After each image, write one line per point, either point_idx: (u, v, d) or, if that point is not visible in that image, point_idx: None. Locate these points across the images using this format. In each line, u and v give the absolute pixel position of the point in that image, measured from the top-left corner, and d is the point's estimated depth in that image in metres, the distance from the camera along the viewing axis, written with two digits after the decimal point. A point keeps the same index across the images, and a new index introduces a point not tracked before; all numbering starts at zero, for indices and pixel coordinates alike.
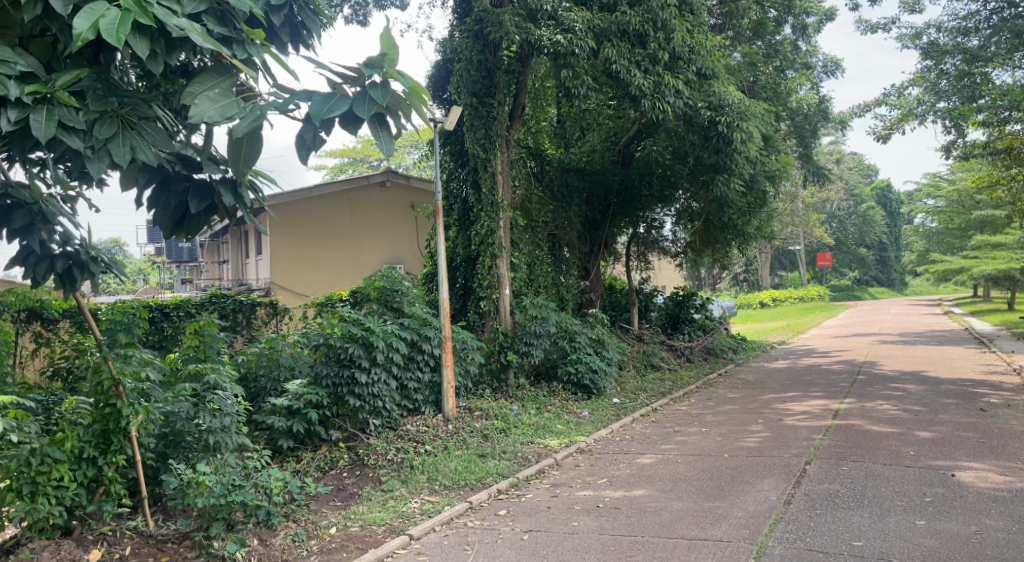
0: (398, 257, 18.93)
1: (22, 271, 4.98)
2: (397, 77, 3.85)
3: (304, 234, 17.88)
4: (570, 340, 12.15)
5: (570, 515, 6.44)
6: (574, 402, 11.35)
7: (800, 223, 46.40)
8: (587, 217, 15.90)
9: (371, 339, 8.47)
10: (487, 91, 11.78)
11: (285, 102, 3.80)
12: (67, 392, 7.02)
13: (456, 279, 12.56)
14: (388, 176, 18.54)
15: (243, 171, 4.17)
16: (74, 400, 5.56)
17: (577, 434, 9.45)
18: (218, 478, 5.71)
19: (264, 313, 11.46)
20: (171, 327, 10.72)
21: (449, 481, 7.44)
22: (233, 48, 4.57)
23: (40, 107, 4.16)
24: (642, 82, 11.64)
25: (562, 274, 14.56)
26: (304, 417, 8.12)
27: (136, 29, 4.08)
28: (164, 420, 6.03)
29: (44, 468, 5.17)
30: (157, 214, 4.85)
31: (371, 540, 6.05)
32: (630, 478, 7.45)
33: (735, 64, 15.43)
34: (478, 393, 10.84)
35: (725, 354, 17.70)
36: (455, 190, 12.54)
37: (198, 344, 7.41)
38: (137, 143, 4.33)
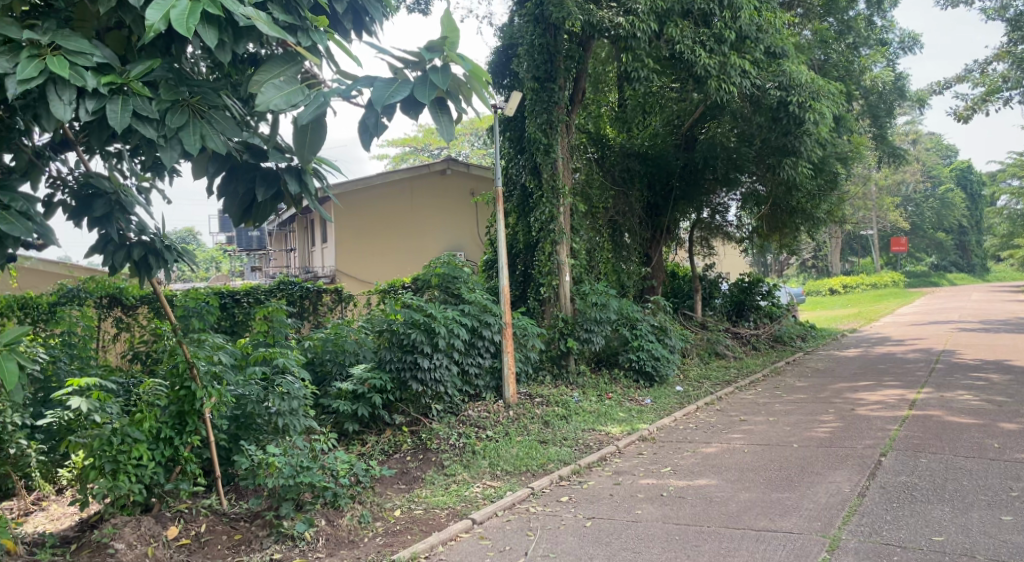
0: (458, 245, 19.09)
1: (102, 258, 5.15)
2: (458, 61, 3.87)
3: (366, 221, 18.10)
4: (632, 327, 12.03)
5: (633, 503, 6.38)
6: (635, 390, 11.23)
7: (874, 208, 44.71)
8: (648, 202, 15.65)
9: (432, 325, 8.58)
10: (548, 76, 11.72)
11: (348, 88, 3.85)
12: (146, 374, 7.28)
13: (516, 265, 12.54)
14: (449, 164, 18.76)
15: (307, 158, 4.24)
16: (150, 383, 5.74)
17: (640, 422, 9.36)
18: (288, 460, 5.84)
19: (329, 299, 11.65)
20: (241, 312, 11.05)
21: (511, 466, 7.47)
22: (298, 36, 4.68)
23: (115, 97, 4.27)
24: (707, 62, 11.35)
25: (623, 261, 14.43)
26: (369, 402, 8.25)
27: (205, 18, 4.19)
28: (236, 402, 6.24)
29: (125, 446, 5.39)
30: (227, 202, 5.03)
31: (435, 523, 6.11)
32: (695, 467, 7.34)
33: (805, 43, 14.95)
34: (538, 379, 10.86)
35: (793, 342, 17.26)
36: (514, 177, 12.51)
37: (267, 329, 7.64)
38: (206, 132, 4.44)
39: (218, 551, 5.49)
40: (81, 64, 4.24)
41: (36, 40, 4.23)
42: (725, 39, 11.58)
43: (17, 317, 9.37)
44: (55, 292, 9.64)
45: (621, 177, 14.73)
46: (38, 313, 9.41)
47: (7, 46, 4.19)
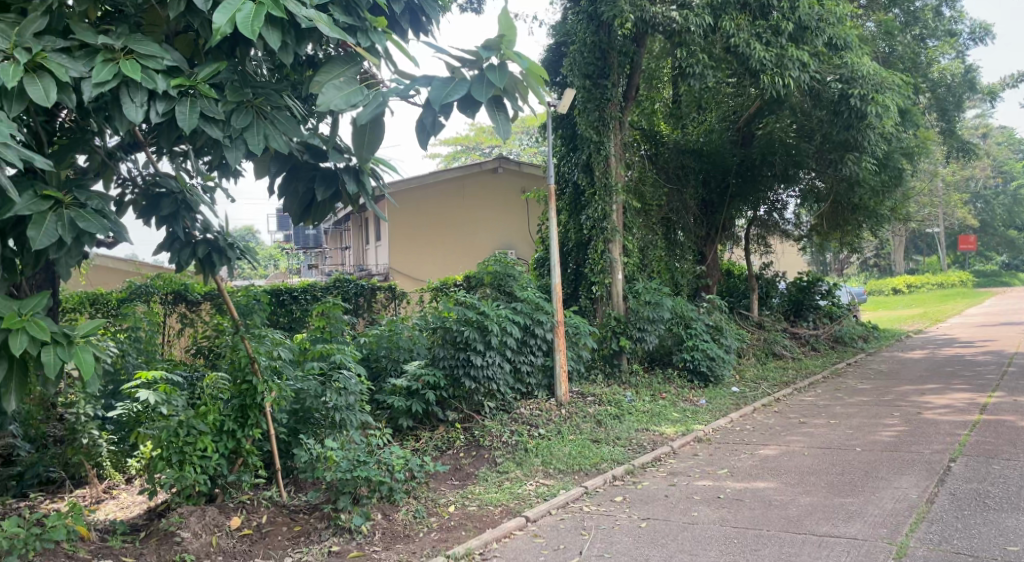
0: (509, 243, 19.12)
1: (169, 256, 5.38)
2: (515, 59, 3.87)
3: (421, 221, 18.31)
4: (687, 327, 11.87)
5: (688, 504, 6.31)
6: (690, 390, 11.09)
7: (940, 204, 43.23)
8: (704, 199, 15.43)
9: (486, 322, 8.62)
10: (601, 73, 11.68)
11: (407, 88, 3.89)
12: (209, 367, 7.50)
13: (568, 262, 12.50)
14: (501, 162, 18.79)
15: (366, 157, 4.31)
16: (214, 376, 5.87)
17: (694, 422, 9.24)
18: (345, 454, 5.95)
19: (383, 296, 11.79)
20: (299, 309, 11.30)
21: (564, 464, 7.45)
22: (357, 37, 4.76)
23: (183, 99, 4.39)
24: (763, 55, 11.11)
25: (677, 259, 14.32)
26: (422, 398, 8.35)
27: (269, 21, 4.29)
28: (295, 397, 6.33)
29: (190, 438, 5.57)
30: (287, 201, 5.17)
31: (489, 519, 6.13)
32: (753, 469, 7.22)
33: (868, 35, 14.53)
34: (589, 377, 10.83)
35: (854, 343, 16.83)
36: (566, 175, 12.48)
37: (324, 325, 7.80)
38: (270, 132, 4.55)
39: (279, 541, 5.60)
40: (152, 68, 4.36)
41: (111, 45, 4.36)
42: (783, 31, 11.35)
43: (89, 312, 9.80)
44: (124, 289, 10.05)
45: (676, 173, 14.55)
46: (109, 308, 9.83)
47: (83, 51, 4.35)
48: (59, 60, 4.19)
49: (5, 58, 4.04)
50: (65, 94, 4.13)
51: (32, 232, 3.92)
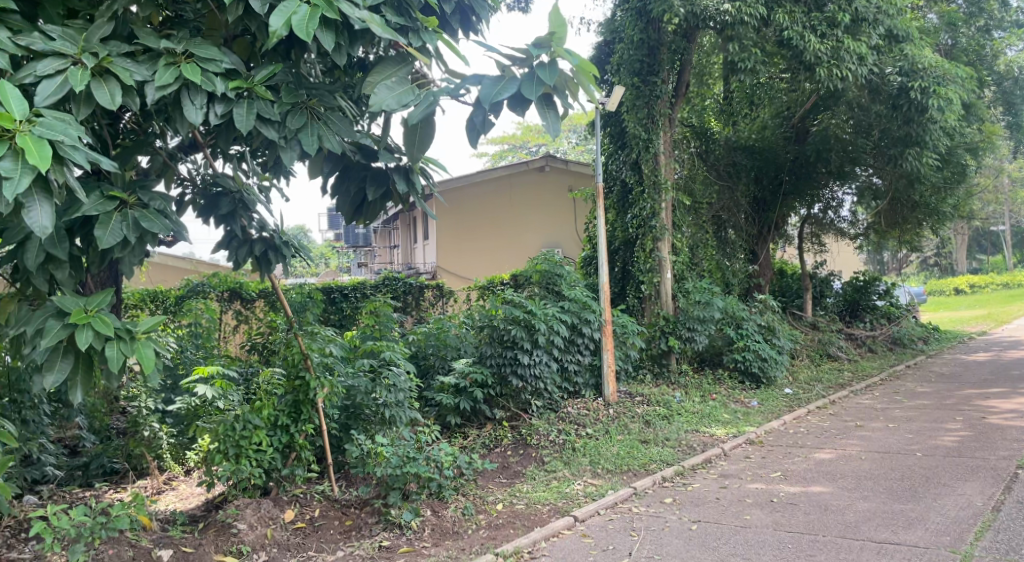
0: (556, 242, 19.10)
1: (226, 254, 5.49)
2: (566, 56, 3.86)
3: (468, 220, 18.39)
4: (738, 327, 11.67)
5: (740, 507, 6.21)
6: (741, 391, 10.92)
7: (1006, 201, 41.69)
8: (755, 197, 15.14)
9: (533, 321, 8.63)
10: (650, 69, 11.58)
11: (457, 87, 3.90)
12: (263, 363, 7.65)
13: (615, 261, 12.42)
14: (548, 161, 18.81)
15: (417, 156, 4.36)
16: (270, 371, 6.06)
17: (746, 425, 9.09)
18: (395, 450, 6.02)
19: (430, 295, 11.86)
20: (349, 306, 11.49)
21: (613, 464, 7.40)
22: (409, 37, 4.82)
23: (241, 101, 4.49)
24: (818, 48, 10.85)
25: (727, 257, 14.10)
26: (470, 396, 8.39)
27: (323, 23, 4.36)
28: (346, 393, 6.45)
29: (246, 432, 5.69)
30: (340, 200, 5.27)
31: (537, 518, 6.13)
32: (809, 473, 7.07)
33: (929, 27, 14.08)
34: (638, 377, 10.75)
35: (913, 345, 16.35)
36: (614, 173, 12.42)
37: (375, 324, 7.89)
38: (323, 133, 4.66)
39: (331, 535, 5.69)
40: (211, 70, 4.45)
41: (172, 48, 4.45)
42: (839, 23, 11.07)
43: (149, 309, 10.11)
44: (182, 286, 10.37)
45: (727, 170, 14.33)
46: (167, 304, 10.16)
47: (146, 55, 4.44)
48: (123, 64, 4.27)
49: (74, 63, 4.11)
50: (129, 98, 4.22)
51: (99, 231, 4.04)
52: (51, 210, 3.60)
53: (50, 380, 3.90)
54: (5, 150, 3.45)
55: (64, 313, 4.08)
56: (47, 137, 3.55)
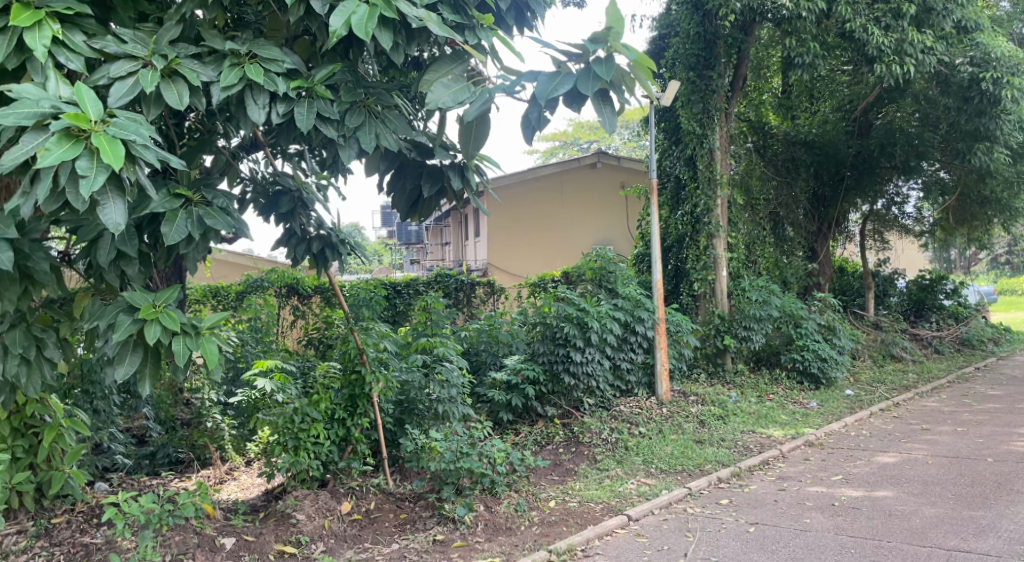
0: (608, 239, 19.03)
1: (285, 251, 5.64)
2: (623, 51, 3.83)
3: (520, 218, 18.38)
4: (796, 326, 11.42)
5: (800, 511, 6.09)
6: (799, 392, 10.70)
7: None
8: (815, 193, 14.79)
9: (586, 319, 8.59)
10: (706, 64, 11.38)
11: (513, 84, 3.90)
12: (319, 357, 7.78)
13: (668, 259, 12.27)
14: (599, 157, 18.71)
15: (472, 153, 4.38)
16: (326, 365, 6.19)
17: (804, 426, 8.91)
18: (449, 445, 6.03)
19: (482, 291, 11.92)
20: (403, 303, 11.64)
21: (666, 464, 7.33)
22: (464, 34, 4.85)
23: (302, 100, 4.57)
24: (882, 40, 10.54)
25: (785, 255, 13.81)
26: (522, 392, 8.43)
27: (382, 22, 4.41)
28: (400, 387, 6.53)
29: (304, 425, 5.82)
30: (396, 197, 5.34)
31: (590, 516, 6.11)
32: (872, 477, 6.88)
33: (1001, 15, 13.56)
34: (692, 377, 10.64)
35: (983, 346, 15.77)
36: (668, 169, 12.29)
37: (427, 321, 7.96)
38: (381, 131, 4.73)
39: (386, 528, 5.76)
40: (274, 70, 4.55)
41: (236, 50, 4.55)
42: (905, 13, 10.73)
43: (212, 304, 10.40)
44: (242, 282, 10.65)
45: (785, 166, 14.01)
46: (228, 300, 10.46)
47: (212, 56, 4.56)
48: (191, 65, 4.39)
49: (144, 65, 4.24)
50: (196, 98, 4.34)
51: (166, 228, 4.16)
52: (124, 207, 3.72)
53: (120, 373, 4.04)
54: (82, 150, 3.58)
55: (134, 308, 4.20)
56: (121, 137, 3.67)
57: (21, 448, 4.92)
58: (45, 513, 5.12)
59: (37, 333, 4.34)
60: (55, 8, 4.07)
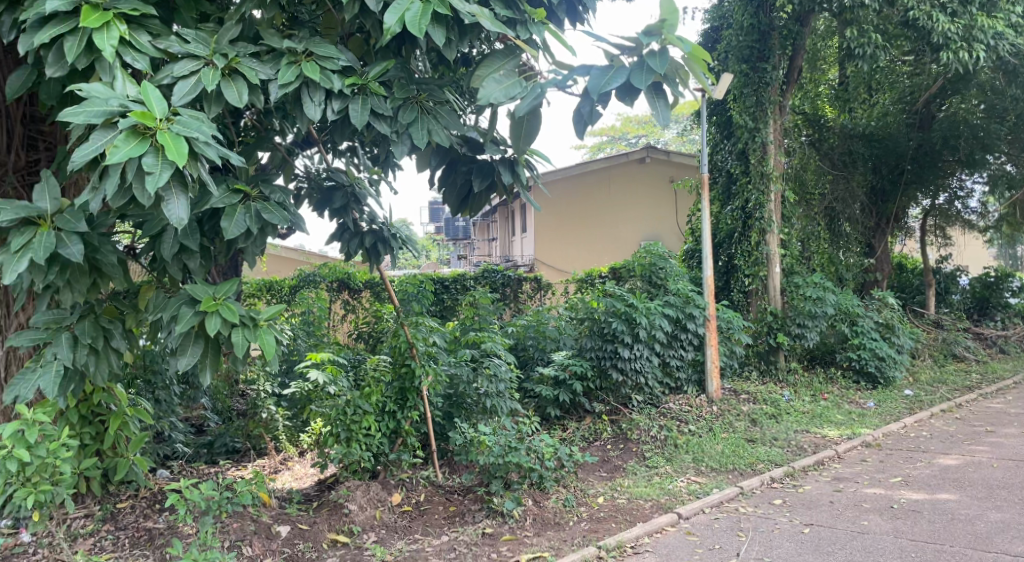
0: (657, 235, 18.84)
1: (339, 246, 5.73)
2: (677, 43, 3.78)
3: (569, 213, 18.32)
4: (852, 324, 11.14)
5: (857, 513, 5.96)
6: (856, 391, 10.45)
7: None
8: (874, 187, 14.32)
9: (634, 315, 8.52)
10: (760, 56, 11.15)
11: (564, 78, 3.88)
12: (370, 351, 7.90)
13: (718, 255, 12.09)
14: (648, 152, 18.52)
15: (523, 148, 4.38)
16: (376, 358, 6.29)
17: (861, 426, 8.72)
18: (498, 439, 6.06)
19: (529, 287, 11.92)
20: (450, 297, 11.75)
21: (717, 463, 7.23)
22: (516, 29, 4.84)
23: (356, 97, 4.63)
24: (948, 27, 10.21)
25: (841, 252, 13.51)
26: (570, 388, 8.41)
27: (435, 19, 4.44)
28: (449, 381, 6.58)
29: (356, 416, 5.92)
30: (446, 192, 5.39)
31: (639, 513, 6.08)
32: (933, 479, 6.70)
33: None
34: (743, 374, 10.50)
35: None
36: (720, 163, 12.11)
37: (474, 316, 8.00)
38: (433, 127, 4.76)
39: (436, 519, 5.80)
40: (329, 68, 4.61)
41: (293, 48, 4.62)
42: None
43: (266, 297, 10.63)
44: (296, 276, 10.85)
45: (842, 160, 13.58)
46: (282, 294, 10.68)
47: (270, 55, 4.65)
48: (249, 64, 4.49)
49: (206, 64, 4.34)
50: (255, 96, 4.42)
51: (225, 222, 4.24)
52: (186, 203, 3.82)
53: (182, 364, 4.15)
54: (147, 148, 3.69)
55: (195, 300, 4.32)
56: (184, 135, 3.77)
57: (89, 435, 5.10)
58: (112, 498, 5.31)
59: (104, 324, 4.50)
60: (122, 10, 4.19)
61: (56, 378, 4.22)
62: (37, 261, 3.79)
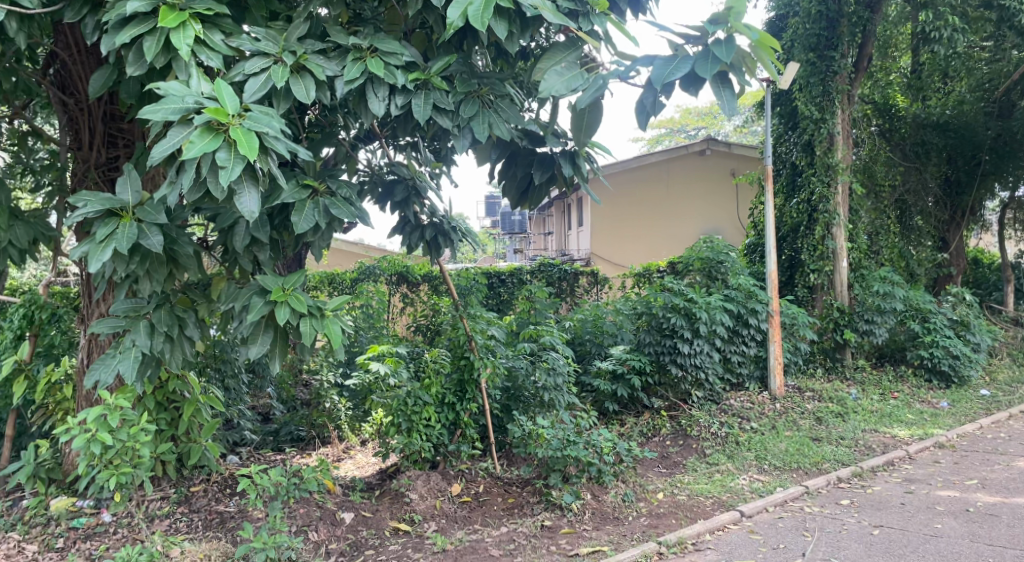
0: (716, 229, 18.58)
1: (400, 239, 5.83)
2: (744, 31, 3.71)
3: (626, 207, 18.20)
4: (924, 321, 10.77)
5: (930, 515, 5.78)
6: (928, 390, 10.10)
7: None
8: (948, 178, 13.73)
9: (694, 309, 8.42)
10: (829, 43, 10.84)
11: (627, 69, 3.85)
12: (428, 342, 7.98)
13: (782, 249, 11.83)
14: (709, 144, 18.19)
15: (584, 141, 4.37)
16: (436, 351, 6.33)
17: (933, 426, 8.43)
18: (556, 432, 6.05)
19: (585, 281, 11.83)
20: (506, 291, 11.79)
21: (780, 461, 7.09)
22: (579, 21, 4.81)
23: (419, 92, 4.68)
24: None
25: (912, 246, 13.12)
26: (628, 383, 8.35)
27: (497, 12, 4.45)
28: (508, 374, 6.61)
29: (417, 407, 6.00)
30: (506, 185, 5.42)
31: (700, 510, 6.00)
32: (1011, 483, 6.44)
33: None
34: (808, 372, 10.27)
35: None
36: (785, 155, 11.83)
37: (531, 309, 8.00)
38: (494, 121, 4.79)
39: (494, 511, 5.84)
40: (393, 63, 4.66)
41: (359, 45, 4.68)
42: None
43: (328, 290, 10.84)
44: (356, 269, 11.02)
45: (914, 151, 13.10)
46: (342, 286, 10.86)
47: (336, 51, 4.73)
48: (317, 60, 4.57)
49: (275, 61, 4.44)
50: (322, 92, 4.51)
51: (294, 217, 4.35)
52: (258, 196, 3.93)
53: (253, 352, 4.28)
54: (221, 143, 3.79)
55: (265, 291, 4.43)
56: (255, 130, 3.86)
57: (164, 421, 5.30)
58: (186, 482, 5.51)
59: (179, 313, 4.65)
60: (197, 9, 4.32)
61: (135, 363, 4.39)
62: (121, 250, 3.96)
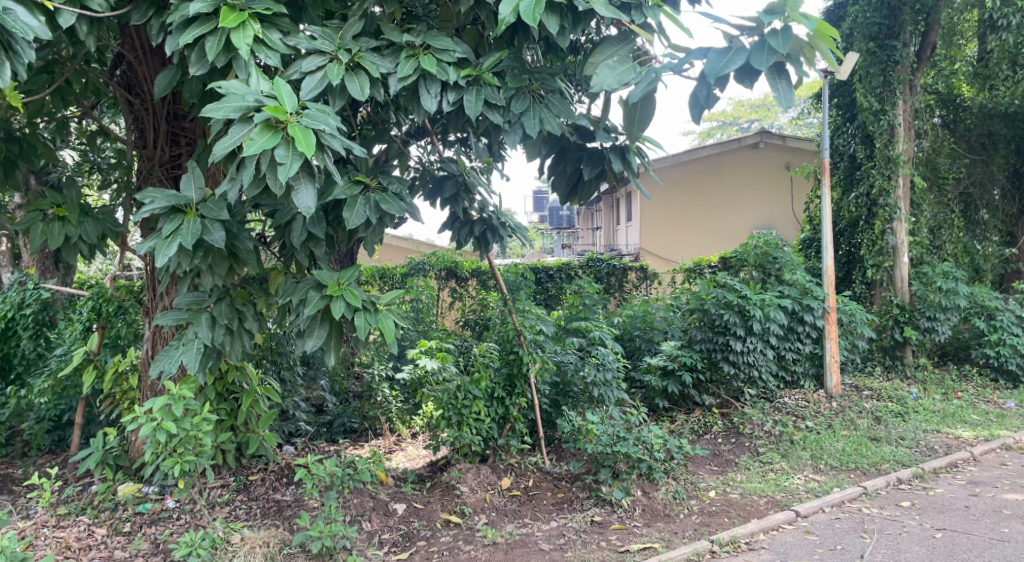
0: (769, 224, 18.12)
1: (450, 234, 5.86)
2: (801, 20, 3.63)
3: (677, 201, 17.98)
4: (990, 318, 10.42)
5: (995, 519, 5.61)
6: (993, 390, 9.77)
7: None
8: (1018, 170, 12.89)
9: (746, 306, 8.28)
10: (890, 32, 10.55)
11: (681, 62, 3.81)
12: (477, 336, 8.03)
13: (840, 244, 11.60)
14: (761, 138, 17.79)
15: (636, 135, 4.34)
16: (486, 345, 6.38)
17: (999, 427, 8.15)
18: (606, 428, 6.01)
19: (635, 276, 11.75)
20: (556, 286, 11.78)
21: (837, 461, 6.95)
22: (631, 14, 4.78)
23: (471, 88, 4.70)
24: None
25: (977, 240, 12.70)
26: (679, 379, 8.26)
27: (549, 7, 4.45)
28: (557, 369, 6.63)
29: (467, 401, 6.06)
30: (556, 179, 5.42)
31: (753, 509, 5.92)
32: None
33: None
34: (866, 370, 10.04)
35: None
36: (842, 148, 11.56)
37: (580, 304, 7.99)
38: (545, 116, 4.79)
39: (544, 505, 5.86)
40: (445, 60, 4.69)
41: (412, 42, 4.72)
42: None
43: (379, 284, 10.99)
44: (406, 264, 11.14)
45: (981, 142, 12.57)
46: (393, 281, 11.00)
47: (390, 48, 4.78)
48: (371, 58, 4.63)
49: (331, 59, 4.51)
50: (376, 89, 4.57)
51: (347, 213, 4.41)
52: (314, 192, 4.00)
53: (309, 345, 4.38)
54: (279, 141, 3.88)
55: (321, 286, 4.51)
56: (312, 127, 3.93)
57: (224, 411, 5.45)
58: (244, 470, 5.66)
59: (239, 306, 4.78)
60: (256, 10, 4.41)
61: (198, 354, 4.54)
62: (185, 246, 4.07)
